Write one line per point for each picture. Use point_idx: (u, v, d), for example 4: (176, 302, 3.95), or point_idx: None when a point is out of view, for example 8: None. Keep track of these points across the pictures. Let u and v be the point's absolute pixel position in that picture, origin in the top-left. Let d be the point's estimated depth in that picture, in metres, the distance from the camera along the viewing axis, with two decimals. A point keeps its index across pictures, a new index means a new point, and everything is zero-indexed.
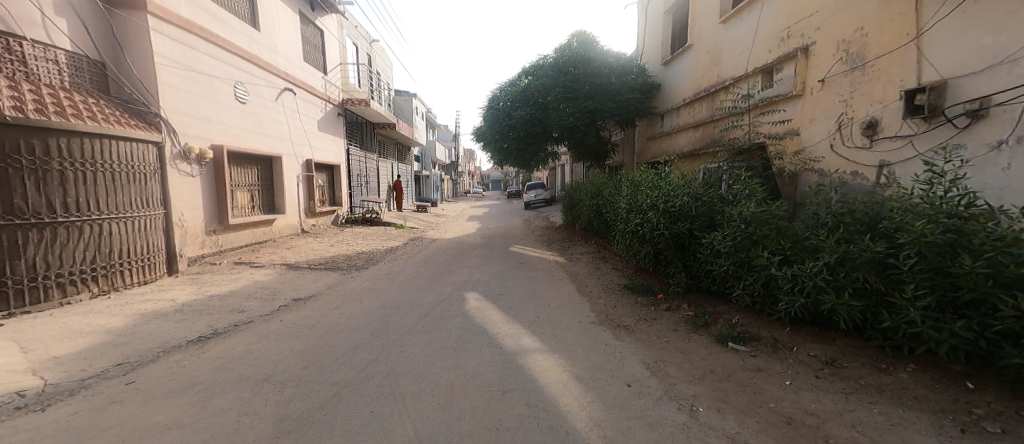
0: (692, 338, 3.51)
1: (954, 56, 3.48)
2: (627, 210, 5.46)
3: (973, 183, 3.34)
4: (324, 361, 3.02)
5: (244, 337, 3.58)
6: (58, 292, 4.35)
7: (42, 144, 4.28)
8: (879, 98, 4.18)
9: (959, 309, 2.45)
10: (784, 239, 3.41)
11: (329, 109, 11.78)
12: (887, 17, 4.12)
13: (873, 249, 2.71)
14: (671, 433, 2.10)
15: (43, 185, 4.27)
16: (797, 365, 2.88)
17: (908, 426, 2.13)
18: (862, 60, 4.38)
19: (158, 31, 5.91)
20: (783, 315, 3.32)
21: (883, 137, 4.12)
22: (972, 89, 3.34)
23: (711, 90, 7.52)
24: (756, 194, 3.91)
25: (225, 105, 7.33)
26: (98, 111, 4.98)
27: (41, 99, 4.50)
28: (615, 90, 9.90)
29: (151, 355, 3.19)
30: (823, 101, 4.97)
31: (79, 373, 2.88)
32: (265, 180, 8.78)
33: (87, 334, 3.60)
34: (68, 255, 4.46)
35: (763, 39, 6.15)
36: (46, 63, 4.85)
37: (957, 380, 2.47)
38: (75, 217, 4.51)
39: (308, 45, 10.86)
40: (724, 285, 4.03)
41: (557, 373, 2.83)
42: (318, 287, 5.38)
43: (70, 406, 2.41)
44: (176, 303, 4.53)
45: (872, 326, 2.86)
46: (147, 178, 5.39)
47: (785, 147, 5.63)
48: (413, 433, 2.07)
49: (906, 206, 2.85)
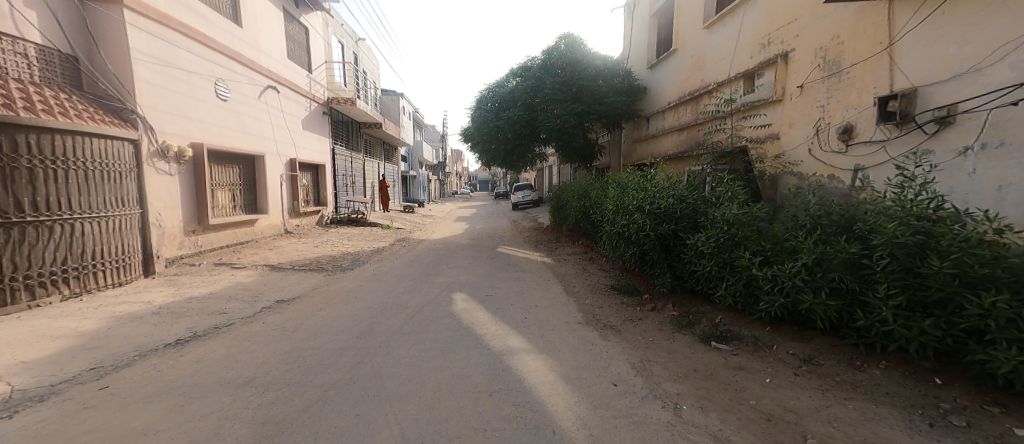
0: (677, 338, 3.58)
1: (924, 64, 3.63)
2: (613, 211, 5.53)
3: (941, 187, 3.49)
4: (308, 363, 2.97)
5: (225, 340, 3.49)
6: (26, 294, 4.18)
7: (10, 141, 4.11)
8: (854, 104, 4.32)
9: (927, 308, 2.55)
10: (765, 240, 3.48)
11: (314, 107, 11.59)
12: (862, 26, 4.27)
13: (848, 250, 2.80)
14: (656, 431, 2.14)
15: (11, 183, 4.11)
16: (776, 363, 2.96)
17: (880, 421, 2.21)
18: (839, 67, 4.53)
19: (136, 26, 5.73)
20: (764, 314, 3.41)
21: (858, 142, 4.26)
22: (940, 97, 3.50)
23: (696, 93, 7.66)
24: (738, 196, 4.01)
25: (205, 103, 7.14)
26: (71, 107, 4.80)
27: (10, 94, 4.32)
28: (602, 92, 10.01)
29: (127, 359, 3.09)
30: (802, 106, 5.11)
31: (48, 378, 2.76)
32: (247, 179, 8.58)
33: (57, 338, 3.47)
34: (37, 256, 4.29)
35: (746, 45, 6.30)
36: (15, 56, 4.65)
37: (927, 377, 2.57)
38: (45, 217, 4.35)
39: (293, 43, 10.66)
40: (708, 285, 4.10)
41: (544, 373, 2.84)
42: (303, 289, 5.29)
43: (39, 414, 2.31)
44: (155, 306, 4.40)
45: (847, 324, 2.96)
46: (123, 177, 5.23)
47: (766, 150, 5.77)
48: (399, 435, 2.06)
49: (880, 209, 2.95)
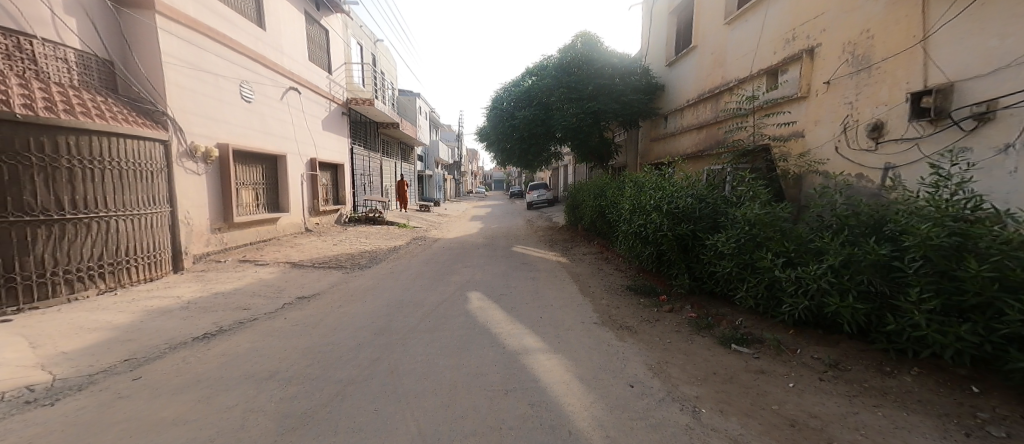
0: (695, 340, 3.51)
1: (961, 58, 3.47)
2: (630, 211, 5.46)
3: (980, 187, 3.33)
4: (328, 359, 3.04)
5: (249, 334, 3.60)
6: (66, 288, 4.40)
7: (51, 142, 4.33)
8: (885, 101, 4.16)
9: (964, 313, 2.44)
10: (789, 241, 3.38)
11: (334, 108, 11.82)
12: (893, 19, 4.10)
13: (878, 252, 2.70)
14: (674, 434, 2.11)
15: (52, 183, 4.32)
16: (800, 368, 2.88)
17: (911, 429, 2.13)
18: (868, 62, 4.37)
19: (166, 31, 5.96)
20: (787, 317, 3.32)
21: (888, 140, 4.10)
22: (978, 92, 3.34)
23: (716, 91, 7.51)
24: (761, 196, 3.91)
25: (231, 104, 7.37)
26: (106, 109, 5.01)
27: (50, 97, 4.54)
28: (619, 90, 9.90)
29: (158, 351, 3.22)
30: (828, 103, 4.95)
31: (86, 368, 2.90)
32: (270, 178, 8.82)
33: (93, 330, 3.64)
34: (76, 252, 4.50)
35: (769, 41, 6.13)
36: (56, 62, 4.89)
37: (963, 384, 2.46)
38: (84, 215, 4.56)
39: (313, 44, 10.89)
40: (728, 287, 4.02)
41: (560, 373, 2.83)
42: (322, 286, 5.41)
43: (78, 402, 2.43)
44: (183, 300, 4.57)
45: (877, 329, 2.85)
46: (154, 176, 5.44)
47: (790, 148, 5.61)
48: (417, 431, 2.08)
49: (912, 210, 2.83)
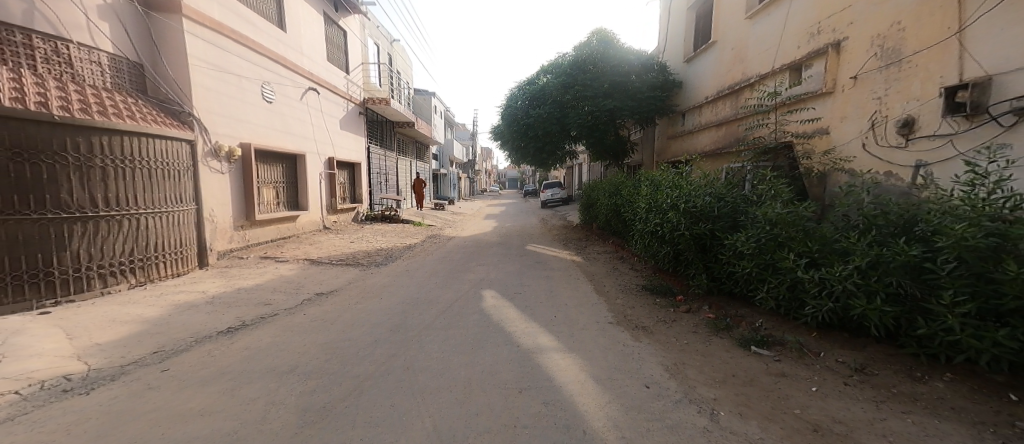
0: (714, 341, 3.45)
1: (1000, 50, 3.31)
2: (646, 210, 5.40)
3: (1020, 185, 3.17)
4: (345, 354, 3.10)
5: (270, 329, 3.69)
6: (100, 282, 4.60)
7: (86, 142, 4.51)
8: (916, 96, 3.99)
9: (1001, 317, 2.33)
10: (812, 241, 3.29)
11: (351, 108, 12.00)
12: (926, 10, 3.93)
13: (908, 253, 2.60)
14: (691, 436, 2.07)
15: (86, 181, 4.51)
16: (824, 371, 2.80)
17: (943, 438, 2.04)
18: (898, 56, 4.20)
19: (192, 34, 6.16)
20: (810, 319, 3.23)
21: (919, 137, 3.95)
22: (1019, 86, 3.17)
23: (736, 87, 7.34)
24: (782, 195, 3.81)
25: (253, 105, 7.56)
26: (136, 110, 5.21)
27: (86, 99, 4.73)
28: (635, 88, 9.78)
29: (184, 344, 3.33)
30: (855, 98, 4.79)
31: (119, 359, 3.03)
32: (290, 177, 9.01)
33: (125, 323, 3.79)
34: (108, 248, 4.69)
35: (792, 35, 5.96)
36: (90, 65, 5.10)
37: (1000, 392, 2.35)
38: (116, 212, 4.75)
39: (332, 45, 11.08)
40: (748, 287, 3.93)
41: (575, 373, 2.81)
42: (340, 283, 5.51)
43: (111, 391, 2.54)
44: (208, 295, 4.72)
45: (906, 332, 2.75)
46: (180, 175, 5.62)
47: (813, 146, 5.45)
48: (433, 428, 2.11)
49: (945, 209, 2.72)
